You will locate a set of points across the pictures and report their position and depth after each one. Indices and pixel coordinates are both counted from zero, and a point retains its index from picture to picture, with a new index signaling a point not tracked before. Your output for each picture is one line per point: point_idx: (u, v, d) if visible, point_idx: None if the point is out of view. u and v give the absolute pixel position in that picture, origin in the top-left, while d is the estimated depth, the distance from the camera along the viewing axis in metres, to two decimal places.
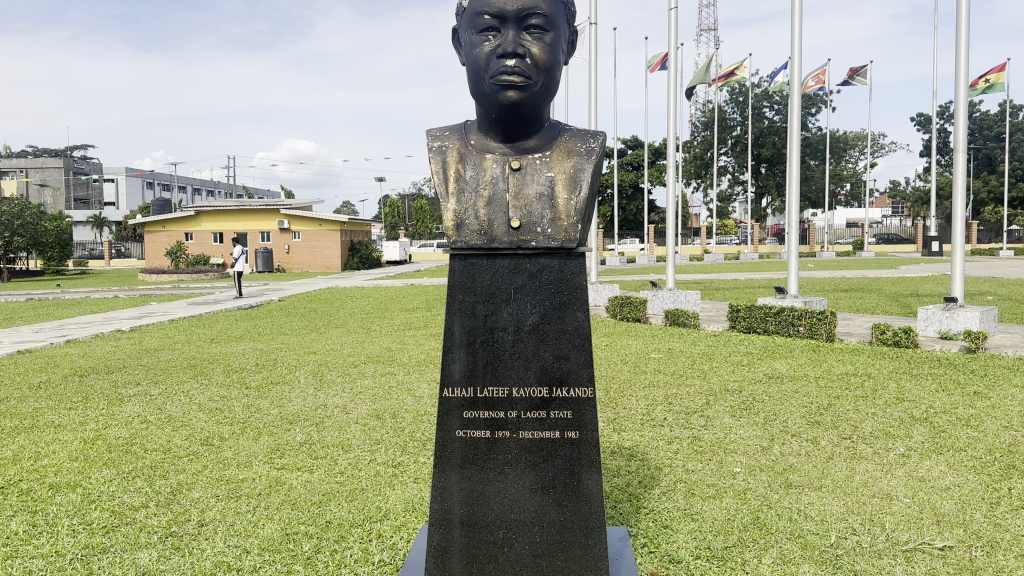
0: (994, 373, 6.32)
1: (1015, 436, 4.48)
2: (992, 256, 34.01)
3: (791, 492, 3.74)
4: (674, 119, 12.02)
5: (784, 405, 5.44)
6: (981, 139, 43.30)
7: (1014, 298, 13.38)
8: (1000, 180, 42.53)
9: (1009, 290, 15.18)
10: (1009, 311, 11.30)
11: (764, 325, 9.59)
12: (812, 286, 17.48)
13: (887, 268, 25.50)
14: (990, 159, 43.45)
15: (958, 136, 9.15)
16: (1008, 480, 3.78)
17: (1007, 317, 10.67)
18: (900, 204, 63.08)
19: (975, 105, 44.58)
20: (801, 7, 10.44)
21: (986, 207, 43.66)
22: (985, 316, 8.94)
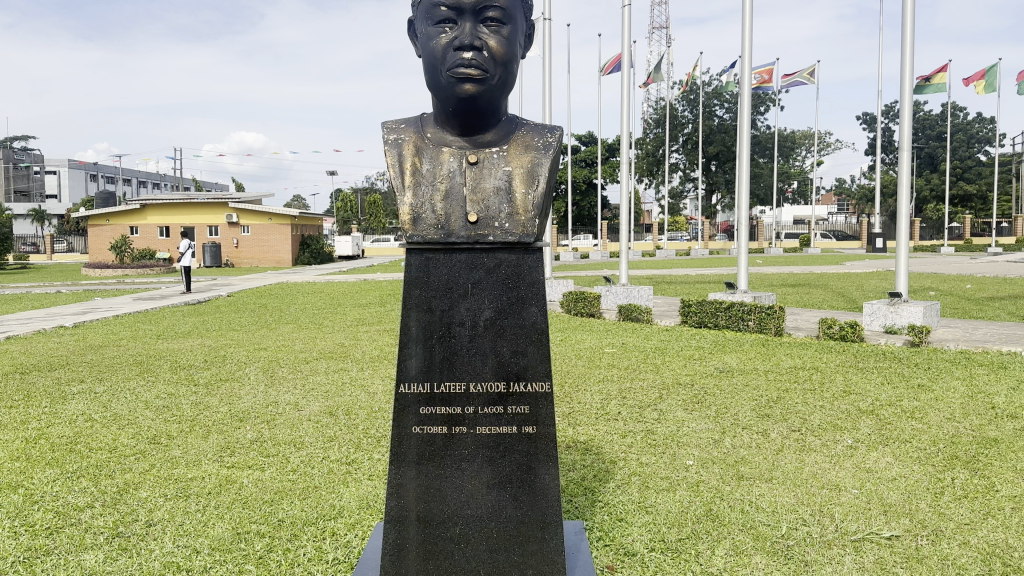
0: (938, 366, 6.53)
1: (956, 428, 4.62)
2: (934, 252, 35.22)
3: (742, 484, 3.81)
4: (627, 116, 12.10)
5: (735, 398, 5.55)
6: (923, 139, 44.83)
7: (952, 294, 13.92)
8: (941, 179, 44.06)
9: (950, 285, 15.77)
10: (949, 306, 11.70)
11: (715, 320, 9.75)
12: (761, 282, 17.84)
13: (835, 263, 26.16)
14: (932, 159, 45.06)
15: (903, 134, 9.34)
16: (951, 471, 3.89)
17: (949, 313, 11.04)
18: (845, 202, 65.20)
19: (917, 106, 46.12)
20: (751, 6, 10.60)
21: (927, 205, 45.18)
22: (928, 311, 9.23)
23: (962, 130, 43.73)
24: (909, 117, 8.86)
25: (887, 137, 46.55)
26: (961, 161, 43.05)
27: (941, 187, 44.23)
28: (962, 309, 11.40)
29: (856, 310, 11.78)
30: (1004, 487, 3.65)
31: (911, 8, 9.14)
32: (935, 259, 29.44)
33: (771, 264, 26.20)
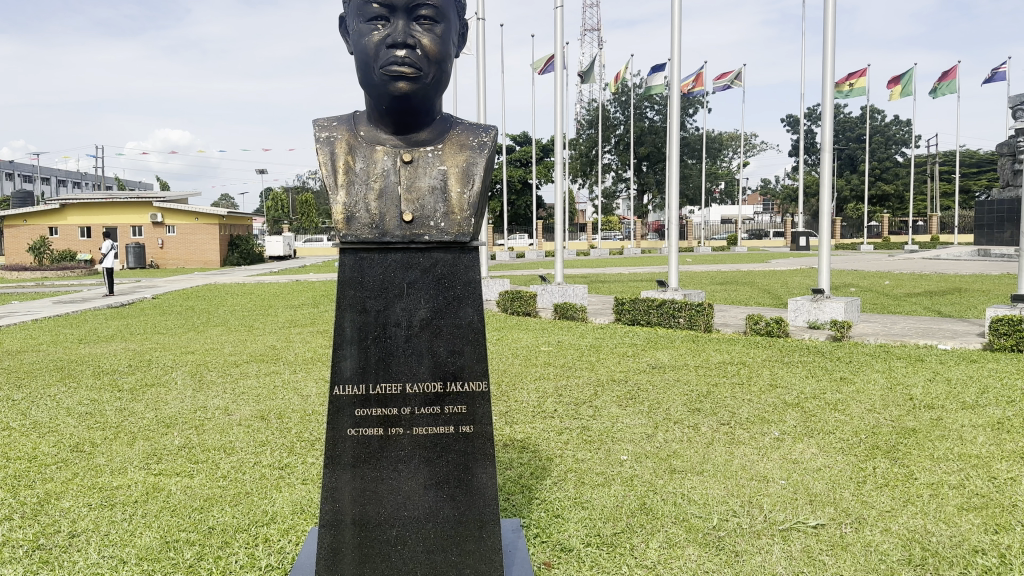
0: (858, 359, 6.82)
1: (876, 418, 4.83)
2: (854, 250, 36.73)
3: (675, 477, 3.90)
4: (561, 116, 12.21)
5: (667, 393, 5.68)
6: (844, 141, 46.71)
7: (872, 290, 14.56)
8: (860, 180, 46.00)
9: (869, 282, 16.48)
10: (868, 302, 12.23)
11: (648, 317, 9.93)
12: (692, 280, 18.25)
13: (760, 260, 27.05)
14: (852, 160, 46.98)
15: (824, 136, 9.68)
16: (873, 460, 4.05)
17: (869, 308, 11.53)
18: (770, 202, 67.47)
19: (838, 109, 48.02)
20: (680, 10, 10.83)
21: (848, 204, 47.07)
22: (848, 307, 9.60)
23: (879, 132, 45.66)
24: (829, 119, 9.19)
25: (810, 139, 48.32)
26: (879, 163, 45.01)
27: (861, 187, 46.18)
28: (880, 304, 11.93)
29: (781, 306, 12.20)
30: (921, 473, 3.79)
31: (831, 15, 9.49)
32: (854, 256, 30.75)
33: (700, 262, 26.86)
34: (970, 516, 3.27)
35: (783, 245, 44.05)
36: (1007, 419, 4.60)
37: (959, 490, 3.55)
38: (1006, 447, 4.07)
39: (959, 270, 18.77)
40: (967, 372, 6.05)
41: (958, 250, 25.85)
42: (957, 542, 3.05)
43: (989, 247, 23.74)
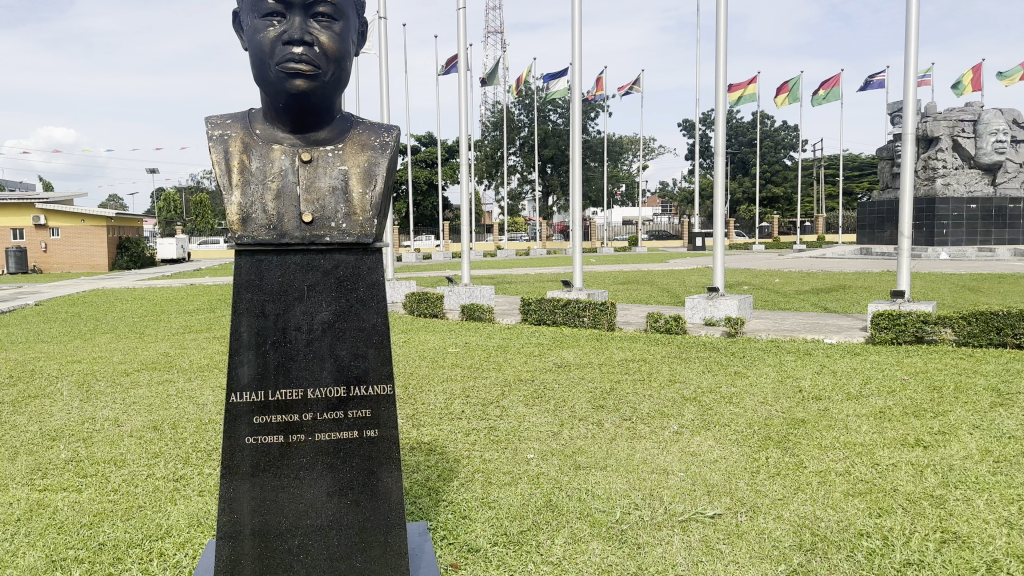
0: (752, 354, 7.14)
1: (768, 410, 5.07)
2: (746, 250, 38.42)
3: (580, 474, 3.96)
4: (465, 117, 12.20)
5: (572, 391, 5.77)
6: (736, 145, 48.79)
7: (763, 288, 15.26)
8: (752, 182, 48.15)
9: (761, 280, 17.26)
10: (760, 299, 12.83)
11: (553, 317, 10.07)
12: (596, 280, 18.64)
13: (660, 260, 27.91)
14: (744, 163, 49.13)
15: (718, 141, 10.07)
16: (765, 450, 4.24)
17: (761, 305, 12.07)
18: (669, 203, 69.73)
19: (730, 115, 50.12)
20: (581, 15, 11.03)
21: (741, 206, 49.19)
22: (741, 304, 10.03)
23: (768, 137, 47.93)
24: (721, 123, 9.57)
25: (705, 143, 50.24)
26: (769, 166, 47.24)
27: (752, 189, 48.35)
28: (771, 301, 12.53)
29: (680, 305, 12.62)
30: (810, 462, 3.98)
31: (723, 24, 9.88)
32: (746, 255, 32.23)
33: (603, 262, 27.46)
34: (856, 501, 3.41)
35: (680, 245, 45.60)
36: (888, 407, 4.90)
37: (845, 476, 3.71)
38: (887, 434, 4.31)
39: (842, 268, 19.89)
40: (850, 364, 6.42)
41: (841, 248, 27.41)
42: (846, 526, 3.16)
43: (869, 244, 25.22)
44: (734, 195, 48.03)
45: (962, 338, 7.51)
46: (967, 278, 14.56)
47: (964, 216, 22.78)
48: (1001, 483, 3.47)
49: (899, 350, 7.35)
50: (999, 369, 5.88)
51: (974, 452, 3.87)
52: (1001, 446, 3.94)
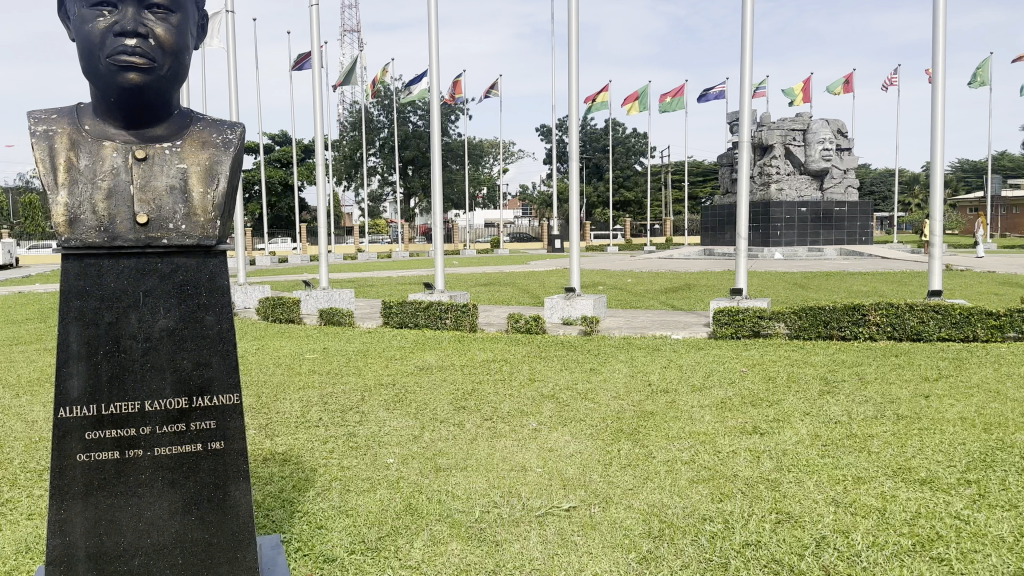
0: (607, 351, 7.41)
1: (622, 404, 5.28)
2: (602, 251, 39.86)
3: (439, 476, 3.96)
4: (320, 117, 11.88)
5: (434, 393, 5.76)
6: (591, 151, 50.54)
7: (616, 287, 15.89)
8: (606, 187, 49.98)
9: (613, 280, 17.98)
10: (614, 299, 13.36)
11: (415, 320, 10.00)
12: (457, 282, 18.72)
13: (521, 263, 28.43)
14: (598, 168, 50.94)
15: (572, 146, 10.36)
16: (618, 443, 4.41)
17: (615, 305, 12.53)
18: (528, 207, 71.18)
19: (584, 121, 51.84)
20: (437, 18, 11.03)
21: (596, 210, 50.96)
22: (596, 303, 10.39)
23: (620, 143, 49.96)
24: (575, 131, 9.86)
25: (561, 148, 51.64)
26: (621, 171, 49.26)
27: (606, 194, 50.21)
28: (624, 300, 13.08)
29: (539, 305, 12.92)
30: (659, 453, 4.16)
31: (575, 33, 10.18)
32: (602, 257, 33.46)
33: (465, 265, 27.64)
34: (700, 487, 3.58)
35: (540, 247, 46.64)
36: (729, 398, 5.22)
37: (690, 465, 3.91)
38: (729, 423, 4.60)
39: (688, 268, 21.00)
40: (695, 358, 6.80)
41: (687, 249, 28.92)
42: (690, 512, 3.29)
43: (713, 245, 26.67)
44: (590, 199, 49.70)
45: (794, 331, 8.15)
46: (796, 277, 15.78)
47: (796, 217, 24.63)
48: (827, 463, 3.73)
49: (739, 344, 7.88)
50: (825, 359, 6.42)
51: (804, 437, 4.18)
52: (827, 430, 4.28)
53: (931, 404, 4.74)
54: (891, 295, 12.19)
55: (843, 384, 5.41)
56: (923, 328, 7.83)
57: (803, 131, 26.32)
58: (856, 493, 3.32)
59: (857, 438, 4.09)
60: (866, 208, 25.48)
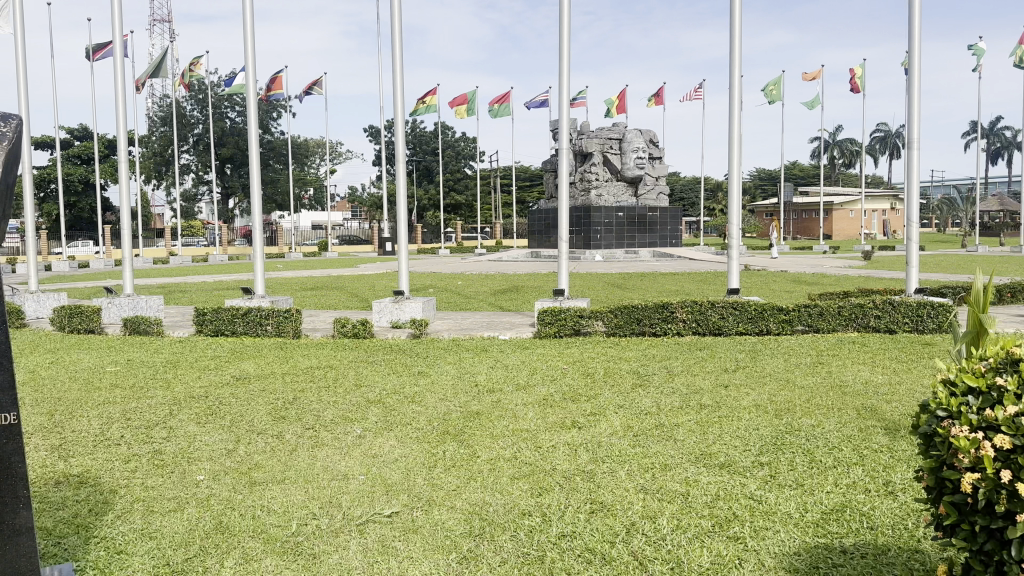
0: (434, 354, 7.42)
1: (448, 406, 5.29)
2: (432, 253, 39.88)
3: (255, 490, 3.79)
4: (124, 112, 11.00)
5: (252, 404, 5.52)
6: (420, 153, 50.44)
7: (444, 289, 16.00)
8: (436, 190, 49.88)
9: (440, 282, 18.07)
10: (441, 301, 13.43)
11: (233, 327, 9.52)
12: (280, 287, 18.02)
13: (352, 266, 27.81)
14: (428, 171, 50.91)
15: (398, 148, 10.29)
16: (443, 445, 4.39)
17: (443, 307, 12.59)
18: (358, 209, 69.97)
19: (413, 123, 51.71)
20: (252, 12, 10.57)
21: (426, 212, 50.80)
22: (424, 306, 10.38)
23: (450, 146, 50.14)
24: (402, 131, 9.76)
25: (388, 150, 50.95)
26: (452, 174, 49.57)
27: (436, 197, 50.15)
28: (453, 302, 13.19)
29: (366, 309, 12.73)
30: (483, 452, 4.20)
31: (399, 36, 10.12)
32: (433, 259, 33.52)
33: (292, 268, 26.64)
34: (521, 483, 3.64)
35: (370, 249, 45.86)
36: (551, 395, 5.39)
37: (512, 461, 4.00)
38: (550, 419, 4.73)
39: (516, 270, 21.51)
40: (520, 357, 6.97)
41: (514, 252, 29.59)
42: (510, 508, 3.35)
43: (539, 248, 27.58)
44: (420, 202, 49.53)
45: (611, 328, 8.56)
46: (614, 277, 16.62)
47: (613, 223, 26.00)
48: (638, 453, 3.93)
49: (562, 343, 8.17)
50: (639, 354, 6.82)
51: (618, 429, 4.40)
52: (639, 422, 4.52)
53: (730, 393, 5.15)
54: (697, 293, 13.14)
55: (655, 377, 5.77)
56: (724, 323, 8.45)
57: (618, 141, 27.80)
58: (663, 479, 3.51)
59: (665, 427, 4.36)
60: (676, 214, 27.30)
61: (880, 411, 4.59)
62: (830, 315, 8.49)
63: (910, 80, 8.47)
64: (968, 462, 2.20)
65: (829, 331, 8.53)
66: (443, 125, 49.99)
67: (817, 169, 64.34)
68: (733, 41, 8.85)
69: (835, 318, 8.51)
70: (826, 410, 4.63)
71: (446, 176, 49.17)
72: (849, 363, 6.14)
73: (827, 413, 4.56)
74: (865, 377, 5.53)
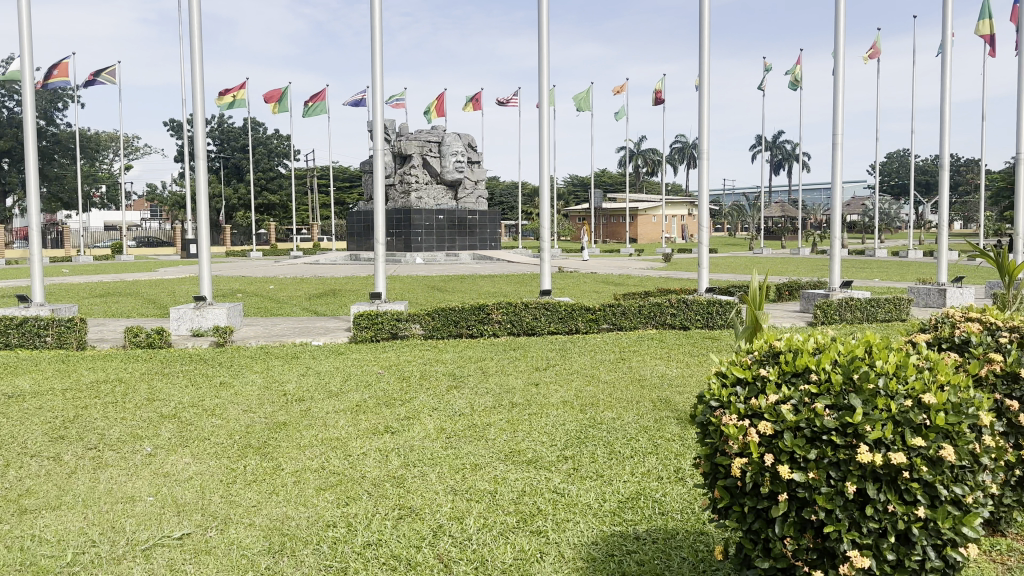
0: (238, 362, 7.03)
1: (252, 416, 4.99)
2: (243, 254, 37.66)
3: (25, 519, 3.41)
4: None
5: (23, 425, 4.96)
6: (229, 150, 47.49)
7: (253, 294, 15.21)
8: (247, 189, 46.65)
9: (246, 284, 17.12)
10: (248, 306, 12.75)
11: (6, 339, 8.53)
12: (63, 294, 16.31)
13: (157, 270, 25.74)
14: (239, 170, 47.82)
15: (198, 145, 9.69)
16: (244, 458, 4.10)
17: (251, 313, 11.99)
18: (159, 210, 64.88)
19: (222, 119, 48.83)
20: None
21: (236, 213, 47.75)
22: (230, 312, 9.80)
23: (262, 144, 47.19)
24: (201, 120, 8.98)
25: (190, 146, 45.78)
26: (264, 173, 47.14)
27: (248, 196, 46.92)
28: (263, 307, 12.58)
29: (164, 317, 11.85)
30: (287, 464, 3.96)
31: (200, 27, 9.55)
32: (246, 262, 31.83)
33: (87, 273, 24.25)
34: (326, 494, 3.50)
35: (170, 250, 42.32)
36: (363, 401, 5.24)
37: (318, 472, 3.80)
38: (361, 425, 4.60)
39: (334, 272, 20.86)
40: (331, 363, 6.75)
41: (333, 253, 28.89)
42: (313, 520, 3.23)
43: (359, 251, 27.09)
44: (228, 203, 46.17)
45: (427, 331, 8.50)
46: (432, 279, 16.63)
47: (434, 225, 26.20)
48: (448, 454, 3.94)
49: (378, 347, 8.03)
50: (455, 355, 6.88)
51: (430, 431, 4.38)
52: (451, 423, 4.53)
53: (540, 390, 5.31)
54: (512, 294, 13.42)
55: (469, 378, 5.83)
56: (535, 324, 8.77)
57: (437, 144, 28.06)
58: (472, 479, 3.55)
59: (477, 427, 4.40)
60: (495, 217, 27.55)
61: (673, 402, 4.93)
62: (633, 314, 8.97)
63: (700, 95, 9.16)
64: (738, 448, 2.38)
65: (632, 329, 8.98)
66: (256, 121, 47.64)
67: (625, 177, 68.04)
68: (541, 50, 9.12)
69: (638, 316, 9.04)
70: (626, 404, 4.90)
71: (257, 174, 46.68)
72: (648, 358, 6.53)
73: (627, 405, 4.84)
74: (661, 371, 5.91)
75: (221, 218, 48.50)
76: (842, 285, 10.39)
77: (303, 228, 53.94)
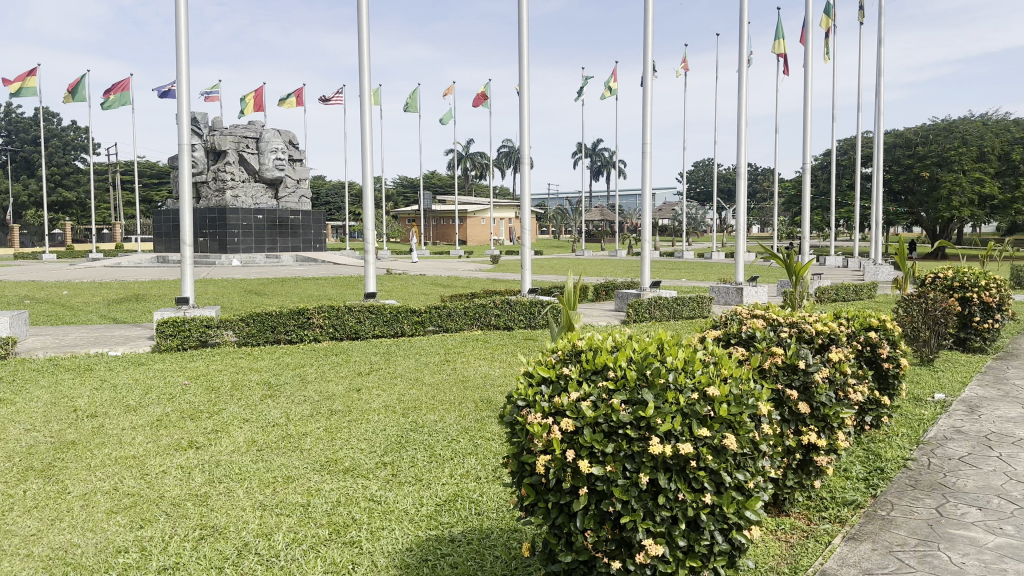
0: (23, 376, 6.34)
1: (35, 436, 4.51)
2: (37, 254, 33.93)
3: None
4: None
5: None
6: (16, 142, 42.94)
7: (45, 300, 13.80)
8: (38, 184, 42.50)
9: (31, 289, 15.44)
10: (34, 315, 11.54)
11: None
12: None
13: None
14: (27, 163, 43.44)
15: None
16: (23, 482, 3.70)
17: (39, 322, 10.87)
18: None
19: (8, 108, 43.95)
20: None
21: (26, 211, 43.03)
22: (13, 321, 8.83)
23: (56, 136, 43.74)
24: None
25: None
26: (58, 167, 42.89)
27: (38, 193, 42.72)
28: (53, 316, 11.45)
29: None
30: (75, 486, 3.63)
31: None
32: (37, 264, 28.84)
33: None
34: (119, 516, 3.25)
35: None
36: (166, 414, 4.89)
37: (111, 493, 3.51)
38: (163, 441, 4.29)
39: (143, 274, 19.30)
40: (133, 374, 6.26)
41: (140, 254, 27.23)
42: (103, 547, 2.98)
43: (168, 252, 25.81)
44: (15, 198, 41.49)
45: (242, 337, 8.07)
46: (249, 283, 15.85)
47: (252, 225, 25.26)
48: (259, 467, 3.77)
49: (189, 355, 7.54)
50: (271, 363, 6.60)
51: (241, 444, 4.18)
52: (264, 434, 4.35)
53: (361, 396, 5.23)
54: (334, 298, 13.11)
55: (285, 386, 5.62)
56: (360, 327, 8.62)
57: (255, 140, 27.21)
58: (283, 493, 3.42)
59: (292, 437, 4.25)
60: (319, 217, 27.65)
61: (494, 403, 5.02)
62: (458, 316, 9.14)
63: (521, 101, 9.36)
64: (541, 445, 2.41)
65: (457, 330, 9.15)
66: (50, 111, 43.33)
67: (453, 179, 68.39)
68: (361, 48, 8.94)
69: (463, 317, 9.22)
70: (449, 406, 4.92)
71: (50, 168, 42.41)
72: (472, 359, 6.61)
73: (449, 407, 4.86)
74: (483, 372, 6.01)
75: (5, 216, 43.42)
76: (653, 285, 10.99)
77: (108, 229, 49.65)
